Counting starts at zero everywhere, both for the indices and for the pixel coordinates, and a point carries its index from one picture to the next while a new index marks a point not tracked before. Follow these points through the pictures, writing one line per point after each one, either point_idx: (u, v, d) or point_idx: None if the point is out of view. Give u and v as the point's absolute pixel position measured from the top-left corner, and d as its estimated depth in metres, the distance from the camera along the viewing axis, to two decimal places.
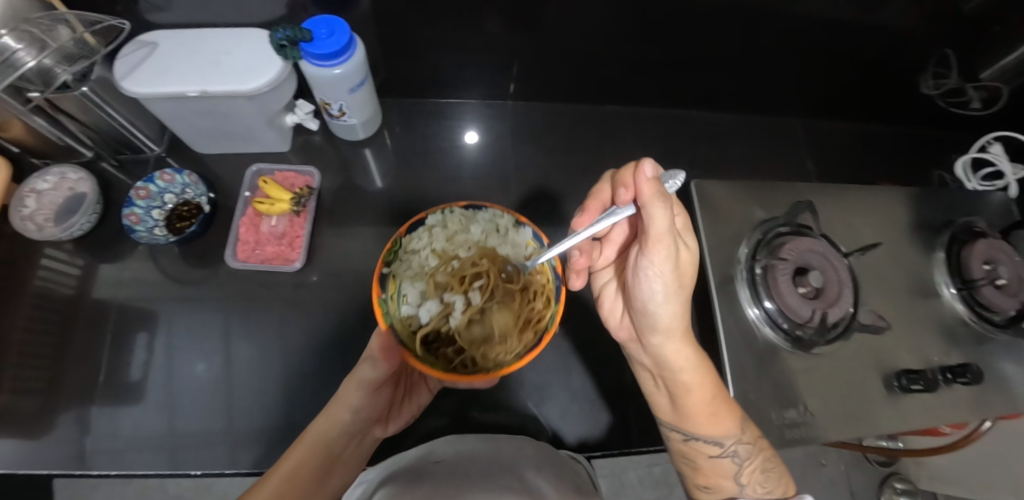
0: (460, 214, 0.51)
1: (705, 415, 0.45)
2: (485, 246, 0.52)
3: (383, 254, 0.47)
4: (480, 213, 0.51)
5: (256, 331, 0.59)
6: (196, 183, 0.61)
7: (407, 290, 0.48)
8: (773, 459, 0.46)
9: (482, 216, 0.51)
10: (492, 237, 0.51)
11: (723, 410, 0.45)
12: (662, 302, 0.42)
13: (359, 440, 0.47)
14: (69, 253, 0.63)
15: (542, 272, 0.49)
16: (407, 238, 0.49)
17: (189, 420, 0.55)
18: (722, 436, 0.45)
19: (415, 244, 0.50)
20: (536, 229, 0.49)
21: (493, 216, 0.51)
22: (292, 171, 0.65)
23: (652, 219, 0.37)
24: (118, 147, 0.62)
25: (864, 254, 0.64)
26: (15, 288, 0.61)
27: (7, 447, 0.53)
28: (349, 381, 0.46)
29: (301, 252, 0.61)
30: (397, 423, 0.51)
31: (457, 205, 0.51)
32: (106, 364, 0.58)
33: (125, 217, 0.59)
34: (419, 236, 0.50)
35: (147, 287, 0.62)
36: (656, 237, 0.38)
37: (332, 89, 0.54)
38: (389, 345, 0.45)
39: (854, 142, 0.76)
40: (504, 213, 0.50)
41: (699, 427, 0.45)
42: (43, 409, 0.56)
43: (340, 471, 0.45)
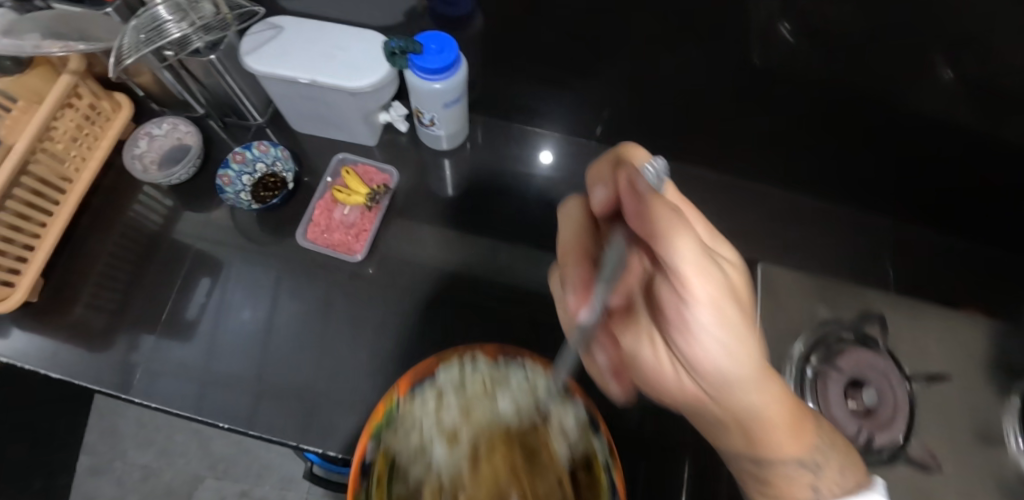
0: (487, 371, 0.44)
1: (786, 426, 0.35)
2: (511, 410, 0.43)
3: (373, 425, 0.39)
4: (513, 371, 0.44)
5: (304, 305, 0.62)
6: (286, 158, 0.66)
7: (399, 474, 0.40)
8: (847, 449, 0.39)
9: (514, 370, 0.44)
10: (522, 404, 0.43)
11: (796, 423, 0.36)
12: (720, 342, 0.30)
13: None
14: (162, 194, 0.69)
15: (593, 478, 0.38)
16: (405, 403, 0.42)
17: (226, 373, 0.58)
18: (803, 453, 0.36)
19: (417, 410, 0.42)
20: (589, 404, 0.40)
21: (530, 377, 0.44)
22: (374, 167, 0.68)
23: (679, 255, 0.27)
24: (225, 110, 0.66)
25: (929, 384, 0.60)
26: (111, 214, 0.67)
27: (74, 353, 0.59)
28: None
29: (364, 245, 0.64)
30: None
31: (483, 357, 0.44)
32: (171, 300, 0.63)
33: (219, 177, 0.64)
34: (421, 403, 0.42)
35: (222, 241, 0.67)
36: (691, 275, 0.27)
37: (428, 101, 0.56)
38: None
39: None
40: (543, 375, 0.43)
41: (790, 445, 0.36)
42: (108, 328, 0.61)
43: None
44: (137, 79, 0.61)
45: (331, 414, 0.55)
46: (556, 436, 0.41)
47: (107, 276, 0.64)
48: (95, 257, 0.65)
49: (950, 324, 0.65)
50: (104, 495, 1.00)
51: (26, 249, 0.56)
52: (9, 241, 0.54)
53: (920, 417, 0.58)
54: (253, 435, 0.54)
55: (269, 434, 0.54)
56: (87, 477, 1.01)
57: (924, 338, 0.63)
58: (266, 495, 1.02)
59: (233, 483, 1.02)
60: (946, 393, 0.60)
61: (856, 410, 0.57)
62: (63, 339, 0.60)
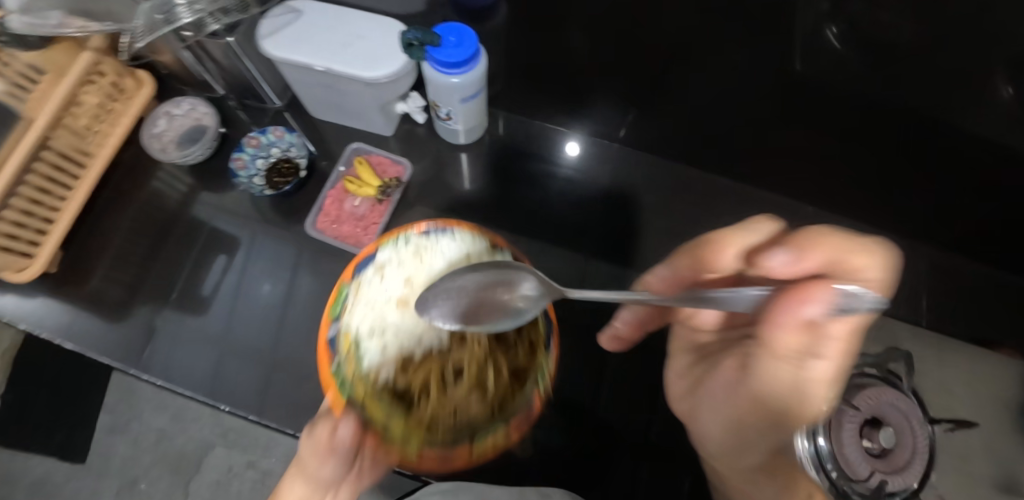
0: (421, 240, 0.51)
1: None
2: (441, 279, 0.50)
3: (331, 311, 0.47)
4: (443, 238, 0.51)
5: (316, 294, 0.63)
6: (302, 144, 0.66)
7: (365, 345, 0.46)
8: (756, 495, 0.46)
9: (441, 244, 0.51)
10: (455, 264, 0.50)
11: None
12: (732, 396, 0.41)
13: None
14: (181, 173, 0.69)
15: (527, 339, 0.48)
16: (358, 281, 0.49)
17: (239, 352, 0.60)
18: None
19: (368, 288, 0.49)
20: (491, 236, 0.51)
21: (459, 242, 0.51)
22: (388, 158, 0.67)
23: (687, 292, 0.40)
24: (246, 93, 0.67)
25: (953, 429, 0.56)
26: (130, 189, 0.68)
27: (90, 326, 0.61)
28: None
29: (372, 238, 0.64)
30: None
31: (416, 229, 0.51)
32: (183, 279, 0.64)
33: (233, 160, 0.64)
34: (371, 279, 0.49)
35: (234, 225, 0.67)
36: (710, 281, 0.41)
37: (446, 95, 0.55)
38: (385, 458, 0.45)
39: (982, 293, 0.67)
40: (477, 237, 0.50)
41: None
42: (124, 302, 0.63)
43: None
44: (159, 57, 0.62)
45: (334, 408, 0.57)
46: None
47: (124, 252, 0.65)
48: (113, 232, 0.66)
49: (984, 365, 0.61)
50: (121, 453, 1.05)
51: (46, 221, 0.58)
52: (31, 214, 0.56)
53: (939, 463, 0.55)
54: (251, 418, 0.56)
55: (267, 420, 0.56)
56: (105, 436, 1.06)
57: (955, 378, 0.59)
58: (272, 467, 1.06)
59: (242, 453, 1.06)
60: (971, 436, 0.57)
61: (871, 452, 0.49)
62: (82, 310, 0.62)
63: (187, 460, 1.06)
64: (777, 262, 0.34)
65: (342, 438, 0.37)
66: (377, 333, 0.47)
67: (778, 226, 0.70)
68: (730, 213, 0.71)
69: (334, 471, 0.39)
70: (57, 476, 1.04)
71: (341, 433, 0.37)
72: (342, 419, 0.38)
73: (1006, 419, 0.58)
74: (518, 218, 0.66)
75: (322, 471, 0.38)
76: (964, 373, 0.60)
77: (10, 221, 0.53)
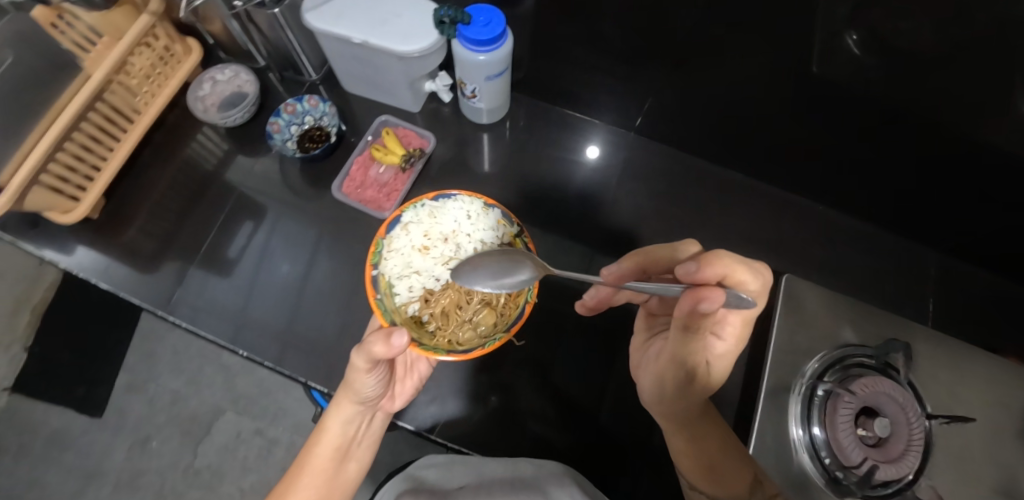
0: (430, 206, 0.63)
1: (699, 466, 0.47)
2: (456, 237, 0.63)
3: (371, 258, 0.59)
4: (449, 203, 0.63)
5: (337, 255, 0.67)
6: (333, 115, 0.69)
7: (396, 286, 0.61)
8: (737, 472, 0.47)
9: (451, 208, 0.63)
10: (463, 222, 0.63)
11: (728, 466, 0.47)
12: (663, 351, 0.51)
13: (369, 421, 0.56)
14: (219, 139, 0.73)
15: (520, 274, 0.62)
16: (390, 239, 0.62)
17: (262, 304, 0.64)
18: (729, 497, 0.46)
19: (399, 244, 0.62)
20: (501, 211, 0.63)
21: (461, 205, 0.63)
22: (413, 131, 0.71)
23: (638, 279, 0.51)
24: (286, 66, 0.71)
25: (948, 427, 0.57)
26: (170, 151, 0.72)
27: (125, 273, 0.65)
28: (347, 397, 0.51)
29: (394, 204, 0.68)
30: (403, 398, 0.57)
31: (426, 199, 0.63)
32: (214, 235, 0.68)
33: (270, 124, 0.68)
34: (400, 236, 0.62)
35: (265, 187, 0.71)
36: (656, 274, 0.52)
37: (472, 72, 0.58)
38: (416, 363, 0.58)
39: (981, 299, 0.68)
40: (474, 199, 0.63)
41: (706, 482, 0.47)
42: (157, 255, 0.67)
43: (355, 460, 0.54)
44: (208, 26, 0.66)
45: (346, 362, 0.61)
46: (487, 238, 0.62)
47: (161, 207, 0.69)
48: (152, 190, 0.70)
49: (994, 371, 0.61)
50: (137, 412, 1.09)
51: (94, 169, 0.63)
52: (81, 161, 0.60)
53: (936, 460, 0.55)
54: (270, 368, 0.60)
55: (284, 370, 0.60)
56: (123, 393, 1.09)
57: (961, 381, 0.59)
58: (279, 436, 1.09)
59: (250, 420, 1.10)
60: (973, 435, 0.57)
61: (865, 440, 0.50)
62: (118, 260, 0.66)
63: (198, 423, 1.09)
64: (688, 268, 0.42)
65: (396, 346, 0.43)
66: (405, 277, 0.61)
67: (786, 223, 0.72)
68: (739, 208, 0.73)
69: (376, 377, 0.48)
70: (73, 430, 1.07)
71: (396, 341, 0.43)
72: (393, 332, 0.44)
73: (1010, 425, 0.58)
74: (531, 195, 0.72)
75: (370, 377, 0.48)
76: (964, 374, 0.60)
77: (62, 165, 0.58)
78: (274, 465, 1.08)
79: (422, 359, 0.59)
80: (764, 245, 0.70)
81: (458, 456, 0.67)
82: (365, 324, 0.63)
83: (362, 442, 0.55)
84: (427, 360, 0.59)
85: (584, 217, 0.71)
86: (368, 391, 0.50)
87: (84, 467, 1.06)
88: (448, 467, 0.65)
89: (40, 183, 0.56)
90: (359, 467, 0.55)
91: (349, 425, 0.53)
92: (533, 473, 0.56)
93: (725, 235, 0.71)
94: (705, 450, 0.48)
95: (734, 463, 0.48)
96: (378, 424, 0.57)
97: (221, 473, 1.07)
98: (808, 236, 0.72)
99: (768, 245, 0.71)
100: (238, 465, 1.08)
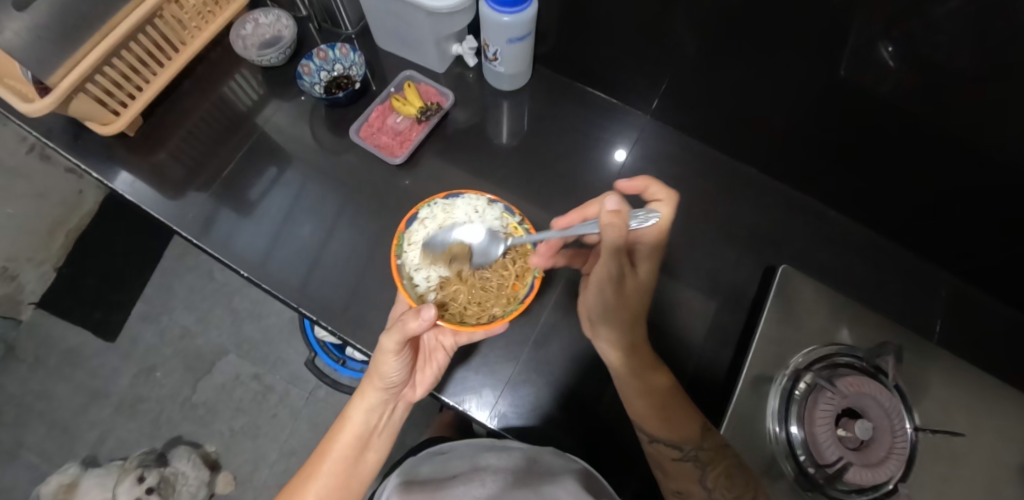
0: (442, 204, 0.62)
1: (654, 413, 0.49)
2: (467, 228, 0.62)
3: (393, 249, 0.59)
4: (458, 200, 0.62)
5: (349, 198, 0.71)
6: (362, 65, 0.73)
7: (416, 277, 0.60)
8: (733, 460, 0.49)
9: (460, 203, 0.62)
10: (472, 218, 0.62)
11: (678, 413, 0.49)
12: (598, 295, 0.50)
13: (390, 412, 0.57)
14: (256, 81, 0.78)
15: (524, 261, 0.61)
16: (409, 233, 0.61)
17: (274, 236, 0.68)
18: (682, 439, 0.49)
19: (417, 237, 0.61)
20: (506, 204, 0.62)
21: (469, 200, 0.62)
22: (435, 88, 0.75)
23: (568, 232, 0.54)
24: (325, 18, 0.77)
25: (934, 442, 0.55)
26: (209, 87, 0.77)
27: (154, 193, 0.69)
28: (372, 384, 0.53)
29: (405, 152, 0.71)
30: (424, 386, 0.57)
31: (439, 197, 0.62)
32: (238, 168, 0.72)
33: (301, 66, 0.72)
34: (418, 229, 0.62)
35: (291, 129, 0.75)
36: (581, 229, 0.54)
37: (496, 34, 0.61)
38: (430, 357, 0.57)
39: (978, 322, 0.67)
40: (479, 195, 0.62)
41: (659, 429, 0.49)
42: (184, 181, 0.71)
43: (376, 448, 0.56)
44: None
45: (341, 300, 0.64)
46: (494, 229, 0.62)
47: (192, 137, 0.74)
48: (187, 120, 0.74)
49: (996, 396, 0.58)
50: (147, 341, 1.14)
51: (137, 90, 0.67)
52: (127, 80, 0.65)
53: (919, 473, 0.53)
54: (265, 288, 0.65)
55: (276, 292, 0.65)
56: (137, 322, 1.15)
57: (957, 399, 0.57)
58: (275, 383, 1.13)
59: (250, 363, 1.13)
60: (963, 455, 0.55)
61: (845, 441, 0.49)
62: (148, 181, 0.70)
63: (202, 359, 1.14)
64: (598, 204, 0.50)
65: (424, 321, 0.45)
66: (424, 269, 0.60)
67: (794, 223, 0.72)
68: (747, 204, 0.73)
69: (402, 359, 0.50)
70: (86, 350, 1.12)
71: (423, 314, 0.45)
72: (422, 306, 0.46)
73: (1006, 451, 0.55)
74: (542, 164, 0.74)
75: (396, 359, 0.50)
76: (964, 395, 0.57)
77: (109, 79, 0.63)
78: (265, 410, 1.11)
79: (440, 348, 0.58)
80: (766, 242, 0.70)
81: (455, 447, 0.62)
82: (365, 265, 0.66)
83: (383, 431, 0.57)
84: (442, 350, 0.57)
85: (591, 192, 0.72)
86: (393, 375, 0.52)
87: (91, 385, 1.11)
88: (445, 457, 0.61)
89: (87, 93, 0.61)
90: (378, 457, 0.56)
91: (372, 413, 0.55)
92: (527, 467, 0.55)
93: (729, 227, 0.71)
94: (651, 388, 0.50)
95: (687, 413, 0.50)
96: (399, 415, 0.58)
97: (216, 411, 1.11)
98: (813, 238, 0.71)
99: (772, 243, 0.71)
100: (232, 406, 1.11)
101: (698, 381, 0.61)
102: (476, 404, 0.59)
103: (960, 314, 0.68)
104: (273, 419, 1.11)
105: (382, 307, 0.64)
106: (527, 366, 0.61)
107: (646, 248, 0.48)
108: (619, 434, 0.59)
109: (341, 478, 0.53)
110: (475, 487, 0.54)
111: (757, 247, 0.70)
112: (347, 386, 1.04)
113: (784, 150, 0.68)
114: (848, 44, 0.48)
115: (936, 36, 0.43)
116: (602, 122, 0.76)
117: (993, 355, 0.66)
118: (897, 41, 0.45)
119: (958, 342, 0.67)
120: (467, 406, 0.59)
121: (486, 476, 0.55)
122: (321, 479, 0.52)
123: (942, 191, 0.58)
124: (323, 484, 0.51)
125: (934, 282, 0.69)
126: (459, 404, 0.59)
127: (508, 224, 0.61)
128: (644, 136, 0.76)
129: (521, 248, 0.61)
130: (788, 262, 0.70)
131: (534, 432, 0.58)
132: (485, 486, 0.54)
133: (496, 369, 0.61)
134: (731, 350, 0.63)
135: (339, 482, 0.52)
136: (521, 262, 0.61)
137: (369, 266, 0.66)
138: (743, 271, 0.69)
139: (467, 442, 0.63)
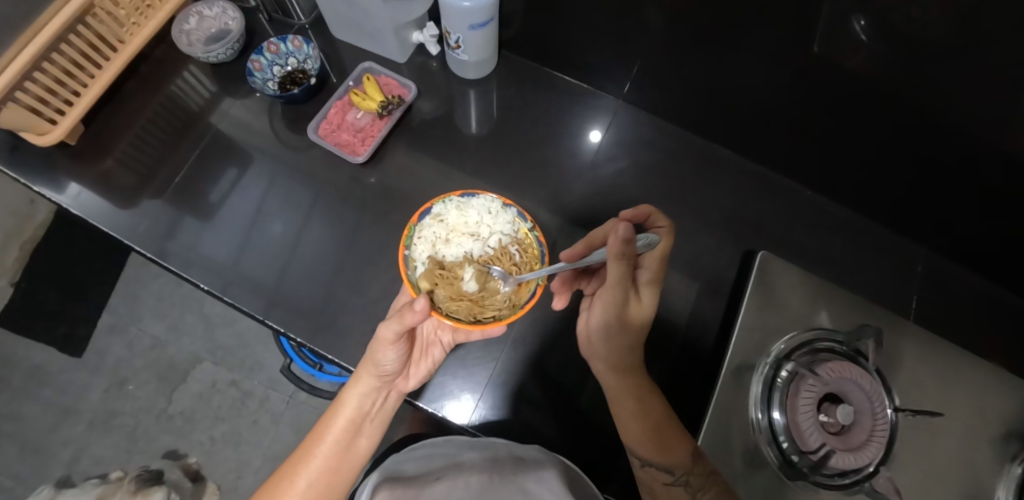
0: (456, 202, 0.59)
1: (645, 434, 0.47)
2: (478, 229, 0.59)
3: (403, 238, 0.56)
4: (473, 201, 0.59)
5: (311, 199, 0.67)
6: (317, 58, 0.70)
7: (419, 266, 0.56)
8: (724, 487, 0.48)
9: (474, 203, 0.59)
10: (482, 220, 0.59)
11: (671, 436, 0.48)
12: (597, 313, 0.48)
13: (383, 399, 0.54)
14: (206, 78, 0.73)
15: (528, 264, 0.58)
16: (419, 227, 0.58)
17: (233, 242, 0.64)
18: (672, 464, 0.47)
19: (428, 232, 0.58)
20: (521, 209, 0.59)
21: (484, 202, 0.59)
22: (395, 80, 0.72)
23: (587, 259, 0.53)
24: (275, 8, 0.73)
25: (912, 422, 0.55)
26: (156, 86, 0.72)
27: (102, 203, 0.65)
28: (365, 369, 0.51)
29: (367, 150, 0.68)
30: (417, 378, 0.54)
31: (454, 194, 0.59)
32: (191, 172, 0.68)
33: (251, 62, 0.69)
34: (430, 224, 0.58)
35: (246, 128, 0.71)
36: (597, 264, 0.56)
37: (456, 20, 0.58)
38: (427, 349, 0.56)
39: (951, 295, 0.68)
40: (493, 195, 0.59)
41: (651, 453, 0.47)
42: (134, 188, 0.66)
43: (369, 433, 0.54)
44: None
45: (307, 307, 0.61)
46: (501, 234, 0.59)
47: (140, 141, 0.69)
48: (133, 123, 0.70)
49: (973, 371, 0.58)
50: (116, 354, 1.09)
51: (75, 94, 0.62)
52: (63, 85, 0.60)
53: (898, 453, 0.54)
54: (226, 300, 0.61)
55: (238, 303, 0.61)
56: (103, 335, 1.09)
57: (935, 376, 0.57)
58: (254, 389, 1.10)
59: (227, 371, 1.10)
60: (940, 433, 0.55)
61: (827, 426, 0.50)
62: (94, 190, 0.66)
63: (175, 369, 1.10)
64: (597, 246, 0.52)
65: (420, 311, 0.43)
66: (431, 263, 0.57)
67: (771, 204, 0.71)
68: (723, 186, 0.71)
69: (398, 350, 0.48)
70: (51, 367, 1.07)
71: (417, 305, 0.43)
72: (417, 296, 0.44)
73: (982, 425, 0.56)
74: (513, 154, 0.71)
75: (392, 350, 0.47)
76: (943, 373, 0.57)
77: (41, 85, 0.58)
78: (245, 417, 1.08)
79: (438, 342, 0.57)
80: (743, 224, 0.69)
81: (438, 448, 0.60)
82: (331, 268, 0.63)
83: (375, 418, 0.54)
84: (439, 344, 0.56)
85: (563, 180, 0.70)
86: (387, 365, 0.49)
87: (61, 404, 1.06)
88: (429, 457, 0.59)
89: (17, 102, 0.56)
90: (371, 442, 0.54)
91: (366, 399, 0.52)
92: (512, 463, 0.53)
93: (705, 210, 0.70)
94: (650, 414, 0.48)
95: (680, 441, 0.49)
96: (392, 403, 0.55)
97: (194, 421, 1.08)
98: (790, 219, 0.70)
99: (750, 225, 0.70)
100: (211, 414, 1.08)
101: (680, 373, 0.60)
102: (454, 407, 0.57)
103: (935, 290, 0.68)
104: (254, 425, 1.08)
105: (352, 311, 0.61)
106: (507, 365, 0.59)
107: (646, 280, 0.47)
108: (603, 431, 0.58)
109: (332, 467, 0.50)
110: (459, 484, 0.54)
111: (733, 231, 0.69)
112: (327, 390, 1.02)
113: (759, 130, 0.66)
114: (821, 21, 0.46)
115: (910, 12, 0.41)
116: (574, 108, 0.74)
117: (968, 329, 0.67)
118: (872, 16, 0.43)
119: (932, 316, 0.67)
120: (445, 412, 0.57)
121: (470, 474, 0.55)
122: (313, 467, 0.49)
123: (919, 168, 0.58)
124: (312, 474, 0.49)
125: (910, 260, 0.70)
126: (437, 410, 0.57)
127: (519, 229, 0.59)
128: (615, 120, 0.74)
129: (530, 253, 0.59)
130: (765, 243, 0.69)
131: (513, 434, 0.57)
132: (468, 484, 0.54)
133: (474, 371, 0.59)
134: (713, 337, 0.62)
135: (330, 467, 0.50)
136: (527, 267, 0.58)
137: (336, 269, 0.63)
138: (721, 255, 0.68)
139: (448, 440, 0.61)
